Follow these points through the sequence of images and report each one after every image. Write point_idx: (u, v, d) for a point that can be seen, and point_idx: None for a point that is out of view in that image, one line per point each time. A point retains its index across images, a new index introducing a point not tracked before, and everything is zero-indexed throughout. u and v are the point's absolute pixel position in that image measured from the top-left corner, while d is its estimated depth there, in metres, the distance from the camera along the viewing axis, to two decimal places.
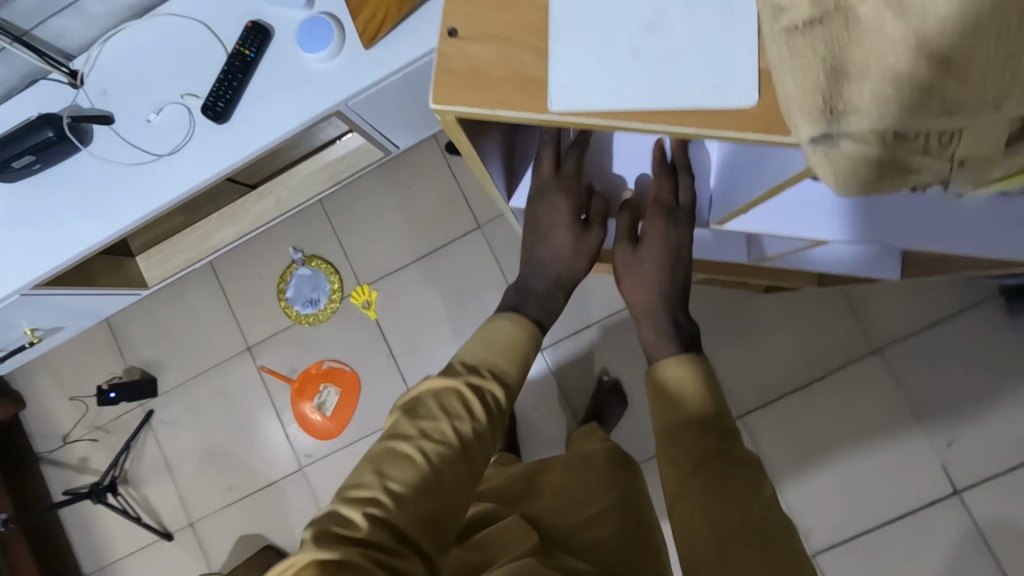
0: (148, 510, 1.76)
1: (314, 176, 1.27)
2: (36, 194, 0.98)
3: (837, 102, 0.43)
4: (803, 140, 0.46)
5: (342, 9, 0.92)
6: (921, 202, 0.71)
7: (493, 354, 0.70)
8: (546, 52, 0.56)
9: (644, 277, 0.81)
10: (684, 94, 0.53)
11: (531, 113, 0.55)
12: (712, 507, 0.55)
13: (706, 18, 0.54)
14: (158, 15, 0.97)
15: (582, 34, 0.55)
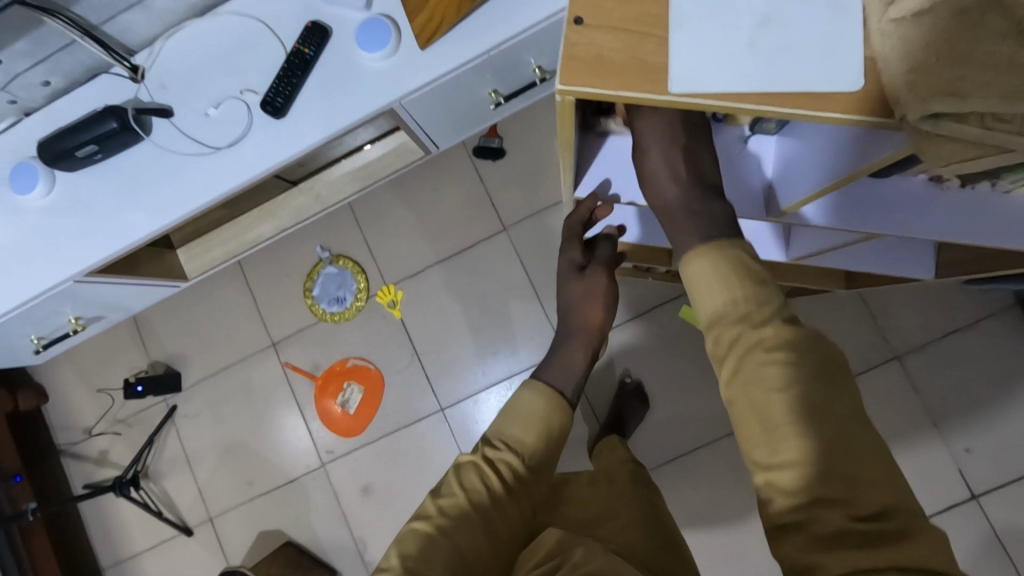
0: (168, 505, 1.77)
1: (352, 174, 1.30)
2: (97, 183, 1.01)
3: (949, 83, 0.48)
4: (912, 119, 0.50)
5: (398, 12, 0.96)
6: (976, 200, 0.73)
7: (515, 427, 0.75)
8: (668, 41, 0.57)
9: (654, 169, 0.71)
10: (791, 79, 0.54)
11: (651, 96, 0.56)
12: (756, 400, 0.55)
13: (801, 17, 0.56)
14: (219, 14, 1.00)
15: (695, 23, 0.57)
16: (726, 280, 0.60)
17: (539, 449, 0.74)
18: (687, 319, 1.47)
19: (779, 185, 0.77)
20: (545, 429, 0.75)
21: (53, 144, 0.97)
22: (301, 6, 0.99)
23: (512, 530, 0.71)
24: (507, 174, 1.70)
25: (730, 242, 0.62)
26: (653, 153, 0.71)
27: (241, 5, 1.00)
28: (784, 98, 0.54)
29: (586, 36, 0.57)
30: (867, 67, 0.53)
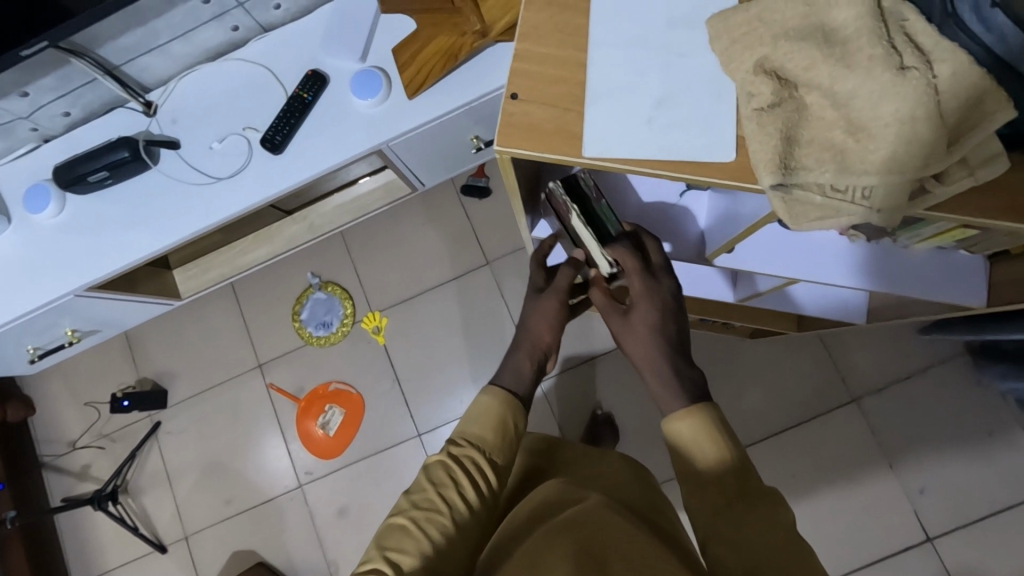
0: (145, 522, 1.79)
1: (344, 207, 1.40)
2: (106, 205, 1.10)
3: (780, 159, 0.60)
4: (765, 188, 0.61)
5: (390, 64, 1.06)
6: (878, 250, 0.84)
7: (479, 428, 0.76)
8: (583, 115, 0.67)
9: (637, 330, 0.78)
10: (682, 149, 0.65)
11: (568, 158, 0.67)
12: (741, 545, 0.57)
13: (702, 98, 0.66)
14: (231, 59, 1.11)
15: (608, 98, 0.67)
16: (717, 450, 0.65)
17: (499, 446, 0.76)
18: None
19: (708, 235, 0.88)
20: (508, 420, 0.77)
21: (69, 170, 1.06)
22: (303, 56, 1.09)
23: (483, 523, 0.72)
24: (492, 211, 1.79)
25: (711, 404, 0.69)
26: (643, 319, 0.78)
27: (251, 53, 1.11)
28: (692, 165, 0.65)
29: (533, 107, 0.68)
30: (737, 143, 0.65)
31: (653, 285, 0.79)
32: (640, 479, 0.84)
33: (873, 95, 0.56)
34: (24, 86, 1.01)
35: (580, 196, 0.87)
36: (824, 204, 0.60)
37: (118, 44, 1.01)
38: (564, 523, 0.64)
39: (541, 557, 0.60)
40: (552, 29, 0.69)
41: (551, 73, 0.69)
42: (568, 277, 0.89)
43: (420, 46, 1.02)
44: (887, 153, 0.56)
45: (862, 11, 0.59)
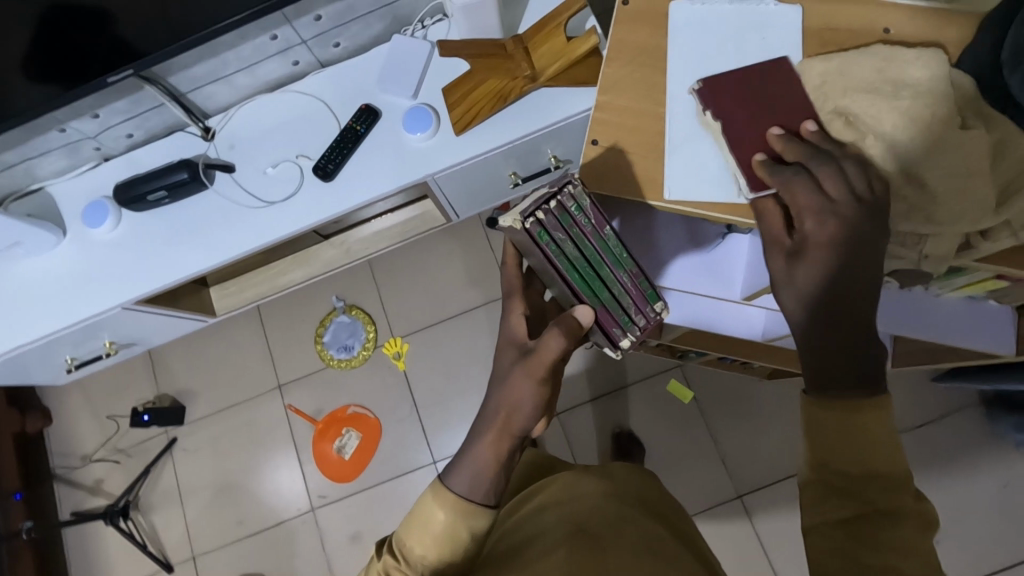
0: (154, 540, 1.78)
1: (378, 235, 1.45)
2: (160, 222, 1.15)
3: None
4: None
5: (440, 102, 1.12)
6: (911, 299, 0.89)
7: (418, 541, 0.66)
8: (662, 161, 0.79)
9: (813, 275, 0.62)
10: None
11: (649, 199, 0.79)
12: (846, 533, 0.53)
13: None
14: (288, 91, 1.17)
15: (687, 146, 0.79)
16: (864, 423, 0.55)
17: (447, 558, 0.66)
18: (674, 392, 1.62)
19: (749, 276, 0.94)
20: (466, 537, 0.67)
21: (129, 188, 1.11)
22: (357, 92, 1.16)
23: None
24: None
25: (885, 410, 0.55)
26: (816, 266, 0.62)
27: (307, 86, 1.17)
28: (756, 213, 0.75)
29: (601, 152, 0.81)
30: None
31: (840, 219, 0.63)
32: (662, 496, 0.93)
33: (932, 146, 0.69)
34: (96, 108, 1.07)
35: (566, 218, 0.76)
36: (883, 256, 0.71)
37: (188, 74, 1.07)
38: (576, 509, 0.76)
39: (535, 541, 0.72)
40: (626, 85, 0.82)
41: (626, 123, 0.81)
42: (556, 348, 0.70)
43: (470, 87, 1.08)
44: (953, 208, 0.68)
45: (929, 78, 0.72)
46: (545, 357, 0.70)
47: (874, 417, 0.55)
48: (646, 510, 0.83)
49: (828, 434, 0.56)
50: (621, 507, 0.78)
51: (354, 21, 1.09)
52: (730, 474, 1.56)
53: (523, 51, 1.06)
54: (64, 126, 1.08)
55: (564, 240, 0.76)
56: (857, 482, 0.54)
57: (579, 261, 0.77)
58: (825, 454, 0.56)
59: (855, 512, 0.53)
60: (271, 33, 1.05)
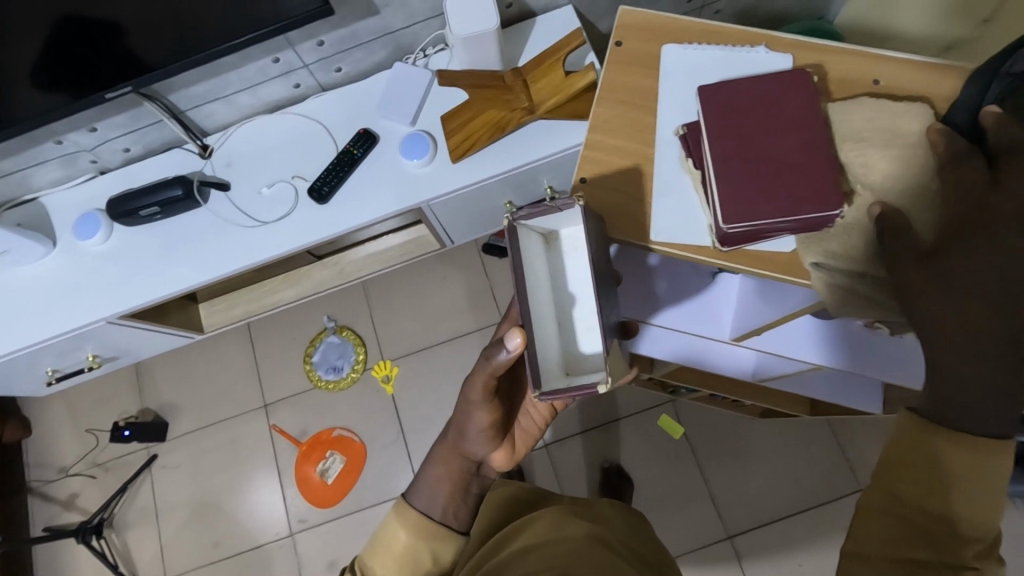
0: (126, 559, 1.73)
1: (371, 258, 1.45)
2: (150, 237, 1.14)
3: (828, 244, 0.70)
4: (808, 265, 0.71)
5: (439, 129, 1.13)
6: None
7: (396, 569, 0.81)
8: (647, 201, 0.78)
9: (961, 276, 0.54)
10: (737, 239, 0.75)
11: (636, 238, 0.77)
12: (941, 483, 0.51)
13: None
14: (288, 112, 1.18)
15: (677, 184, 0.78)
16: (990, 471, 0.50)
17: None
18: (665, 427, 1.60)
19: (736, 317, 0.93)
20: None
21: (122, 203, 1.11)
22: (357, 117, 1.17)
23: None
24: None
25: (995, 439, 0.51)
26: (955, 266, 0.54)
27: (309, 108, 1.18)
28: (751, 260, 0.73)
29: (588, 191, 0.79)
30: None
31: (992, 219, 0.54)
32: (648, 540, 0.91)
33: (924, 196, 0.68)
34: (95, 122, 1.07)
35: (761, 118, 0.69)
36: (868, 298, 0.68)
37: (188, 92, 1.08)
38: (558, 550, 0.73)
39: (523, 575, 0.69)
40: (619, 124, 0.82)
41: (611, 164, 0.80)
42: (480, 387, 0.83)
43: (470, 116, 1.08)
44: None
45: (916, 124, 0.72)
46: (479, 390, 0.84)
47: (992, 471, 0.50)
48: (633, 557, 0.80)
49: (915, 465, 0.52)
50: (610, 555, 0.74)
51: (357, 47, 1.10)
52: (718, 513, 1.53)
53: (521, 84, 1.08)
54: (61, 138, 1.08)
55: (754, 150, 0.68)
56: (959, 535, 0.50)
57: (781, 164, 0.67)
58: (919, 498, 0.52)
59: (937, 559, 0.50)
60: (273, 56, 1.06)
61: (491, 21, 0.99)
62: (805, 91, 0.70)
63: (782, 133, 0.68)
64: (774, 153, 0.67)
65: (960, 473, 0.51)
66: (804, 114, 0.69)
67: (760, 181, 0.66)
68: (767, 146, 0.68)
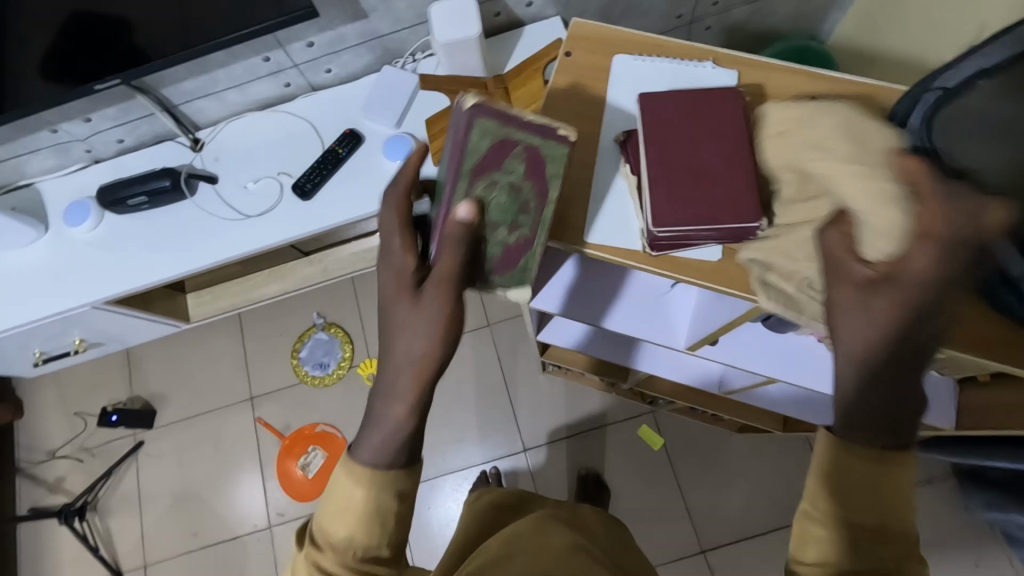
0: (107, 543, 1.75)
1: (356, 256, 1.47)
2: (138, 225, 1.17)
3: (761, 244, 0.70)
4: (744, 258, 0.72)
5: (422, 132, 1.16)
6: None
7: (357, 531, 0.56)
8: (593, 209, 0.78)
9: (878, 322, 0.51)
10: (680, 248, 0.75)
11: (573, 243, 0.77)
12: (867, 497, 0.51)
13: None
14: (278, 110, 1.21)
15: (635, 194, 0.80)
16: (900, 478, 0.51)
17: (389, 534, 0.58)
18: (644, 438, 1.60)
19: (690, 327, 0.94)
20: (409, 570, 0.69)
21: (112, 192, 1.15)
22: (344, 117, 1.19)
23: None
24: None
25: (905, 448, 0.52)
26: (889, 311, 0.50)
27: (297, 107, 1.21)
28: (680, 268, 0.75)
29: None
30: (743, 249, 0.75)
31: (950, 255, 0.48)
32: (625, 544, 0.92)
33: None
34: (89, 113, 1.11)
35: (692, 129, 0.70)
36: (790, 297, 0.70)
37: (180, 87, 1.11)
38: (534, 547, 0.75)
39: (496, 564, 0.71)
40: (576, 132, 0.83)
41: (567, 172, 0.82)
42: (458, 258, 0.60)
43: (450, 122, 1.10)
44: None
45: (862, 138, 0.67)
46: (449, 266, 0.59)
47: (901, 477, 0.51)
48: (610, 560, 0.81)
49: (846, 480, 0.52)
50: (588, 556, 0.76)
51: (344, 49, 1.13)
52: (694, 526, 1.53)
53: (502, 91, 1.08)
54: (55, 127, 1.11)
55: (681, 161, 0.69)
56: (886, 547, 0.50)
57: (705, 176, 0.68)
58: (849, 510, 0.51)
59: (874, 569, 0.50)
60: (263, 55, 1.09)
61: (472, 28, 1.02)
62: (737, 103, 0.70)
63: (710, 144, 0.69)
64: (700, 164, 0.68)
65: (887, 490, 0.51)
66: (733, 128, 0.70)
67: (684, 190, 0.68)
68: (696, 156, 0.69)
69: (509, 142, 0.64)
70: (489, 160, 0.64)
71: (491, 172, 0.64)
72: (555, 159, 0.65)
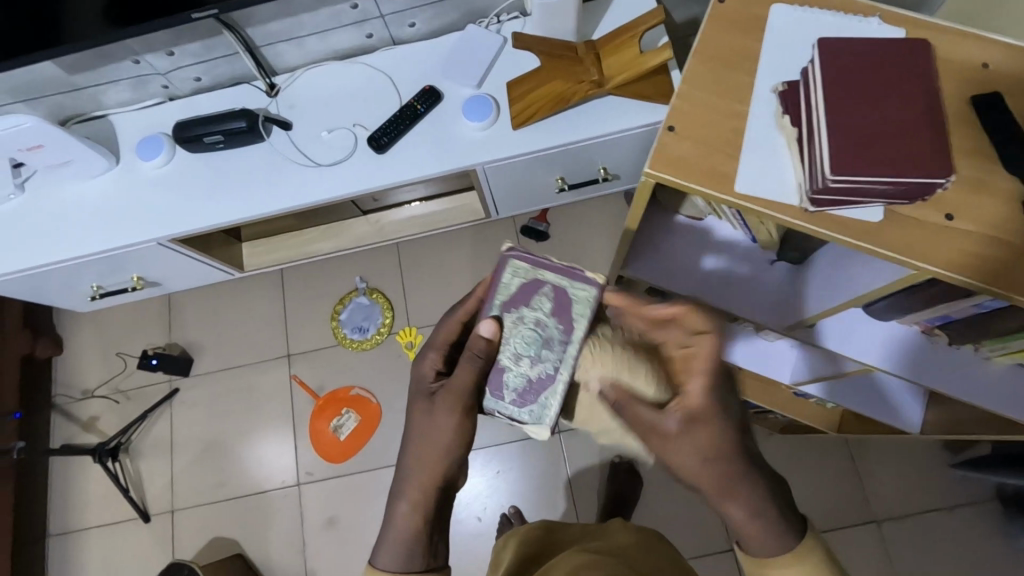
0: (136, 486, 1.77)
1: (413, 221, 1.46)
2: (211, 164, 1.17)
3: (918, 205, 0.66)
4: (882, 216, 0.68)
5: (503, 95, 1.13)
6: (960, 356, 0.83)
7: None
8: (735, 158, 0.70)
9: (701, 449, 0.69)
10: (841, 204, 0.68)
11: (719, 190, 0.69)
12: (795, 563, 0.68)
13: None
14: (356, 62, 1.19)
15: None
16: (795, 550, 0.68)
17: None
18: None
19: (785, 304, 0.88)
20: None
21: (187, 128, 1.13)
22: (424, 73, 1.17)
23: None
24: (550, 253, 1.83)
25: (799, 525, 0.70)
26: (706, 434, 0.69)
27: (376, 60, 1.19)
28: (843, 225, 0.67)
29: None
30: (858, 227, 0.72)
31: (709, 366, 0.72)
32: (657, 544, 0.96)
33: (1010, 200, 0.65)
34: (172, 46, 1.09)
35: (876, 76, 0.66)
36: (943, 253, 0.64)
37: (266, 28, 1.10)
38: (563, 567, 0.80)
39: None
40: None
41: None
42: (470, 374, 0.75)
43: (536, 84, 1.08)
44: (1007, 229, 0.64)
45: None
46: (464, 380, 0.75)
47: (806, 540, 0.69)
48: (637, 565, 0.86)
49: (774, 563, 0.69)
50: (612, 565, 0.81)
51: (433, 4, 1.11)
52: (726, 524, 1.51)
53: (593, 57, 1.06)
54: (138, 58, 1.10)
55: (868, 107, 0.64)
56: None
57: (894, 126, 0.63)
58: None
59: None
60: (352, 1, 1.07)
61: None
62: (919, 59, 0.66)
63: (898, 93, 0.65)
64: (887, 113, 0.64)
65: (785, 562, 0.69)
66: (922, 81, 0.65)
67: (871, 136, 0.63)
68: (883, 103, 0.64)
69: (541, 280, 0.77)
70: (562, 302, 0.76)
71: (521, 308, 0.77)
72: (580, 299, 0.76)
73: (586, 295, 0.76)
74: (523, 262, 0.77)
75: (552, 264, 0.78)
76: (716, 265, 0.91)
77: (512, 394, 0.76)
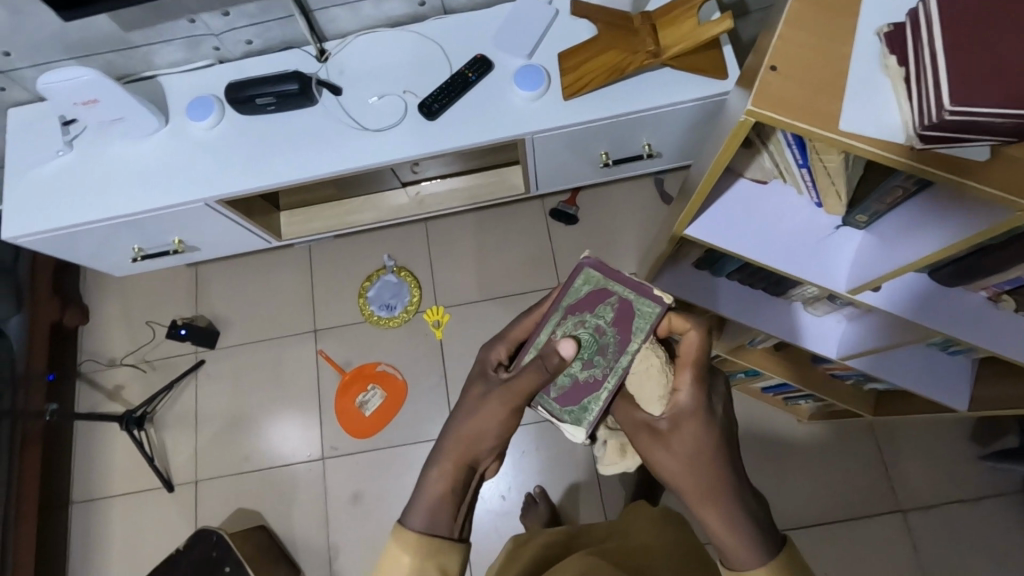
0: (161, 455, 1.77)
1: (450, 195, 1.46)
2: (261, 126, 1.17)
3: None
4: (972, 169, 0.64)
5: (554, 67, 1.14)
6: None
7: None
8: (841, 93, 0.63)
9: (682, 453, 0.69)
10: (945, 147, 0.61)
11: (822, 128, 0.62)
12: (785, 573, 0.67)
13: None
14: (407, 30, 1.20)
15: None
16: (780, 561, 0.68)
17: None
18: None
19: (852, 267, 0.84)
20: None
21: (239, 90, 1.14)
22: (475, 42, 1.18)
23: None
24: (579, 236, 1.83)
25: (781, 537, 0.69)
26: (689, 438, 0.70)
27: (427, 28, 1.20)
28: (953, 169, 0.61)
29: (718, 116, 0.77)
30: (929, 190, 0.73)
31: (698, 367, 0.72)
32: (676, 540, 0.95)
33: None
34: (229, 7, 1.10)
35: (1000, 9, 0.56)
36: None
37: None
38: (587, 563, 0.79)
39: None
40: None
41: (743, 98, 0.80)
42: (536, 377, 0.73)
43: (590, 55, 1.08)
44: None
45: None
46: (527, 384, 0.73)
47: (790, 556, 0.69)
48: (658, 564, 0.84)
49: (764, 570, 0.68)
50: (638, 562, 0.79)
51: None
52: None
53: (649, 29, 1.06)
54: (194, 17, 1.11)
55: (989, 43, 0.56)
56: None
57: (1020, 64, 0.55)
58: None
59: None
60: None
61: None
62: None
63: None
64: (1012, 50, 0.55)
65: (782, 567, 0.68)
66: None
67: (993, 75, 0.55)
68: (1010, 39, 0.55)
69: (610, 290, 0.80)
70: (625, 313, 0.79)
71: (585, 313, 0.80)
72: (642, 314, 0.78)
73: (651, 310, 0.78)
74: (598, 271, 0.81)
75: (621, 275, 0.80)
76: (783, 228, 0.87)
77: (558, 392, 0.78)
